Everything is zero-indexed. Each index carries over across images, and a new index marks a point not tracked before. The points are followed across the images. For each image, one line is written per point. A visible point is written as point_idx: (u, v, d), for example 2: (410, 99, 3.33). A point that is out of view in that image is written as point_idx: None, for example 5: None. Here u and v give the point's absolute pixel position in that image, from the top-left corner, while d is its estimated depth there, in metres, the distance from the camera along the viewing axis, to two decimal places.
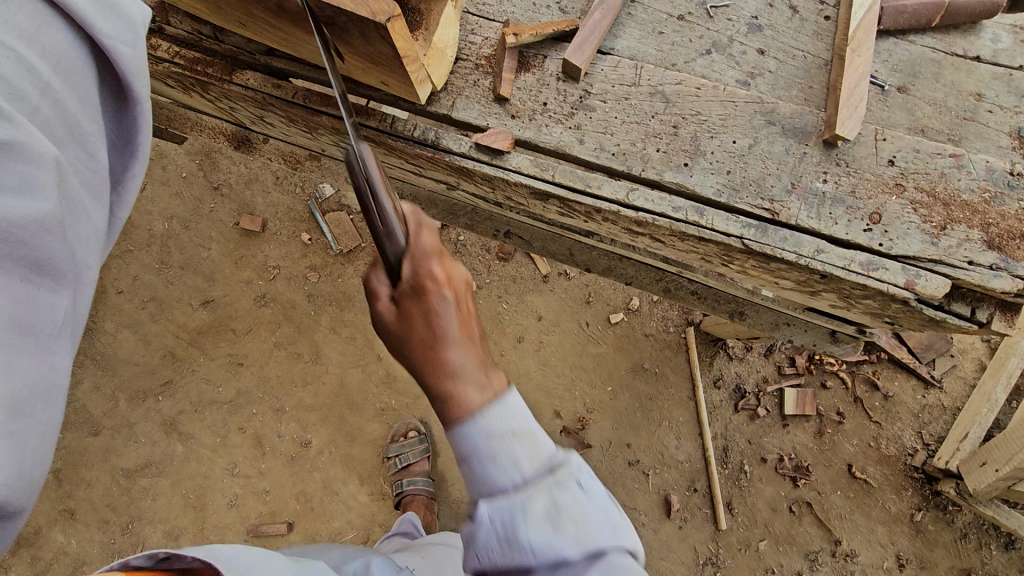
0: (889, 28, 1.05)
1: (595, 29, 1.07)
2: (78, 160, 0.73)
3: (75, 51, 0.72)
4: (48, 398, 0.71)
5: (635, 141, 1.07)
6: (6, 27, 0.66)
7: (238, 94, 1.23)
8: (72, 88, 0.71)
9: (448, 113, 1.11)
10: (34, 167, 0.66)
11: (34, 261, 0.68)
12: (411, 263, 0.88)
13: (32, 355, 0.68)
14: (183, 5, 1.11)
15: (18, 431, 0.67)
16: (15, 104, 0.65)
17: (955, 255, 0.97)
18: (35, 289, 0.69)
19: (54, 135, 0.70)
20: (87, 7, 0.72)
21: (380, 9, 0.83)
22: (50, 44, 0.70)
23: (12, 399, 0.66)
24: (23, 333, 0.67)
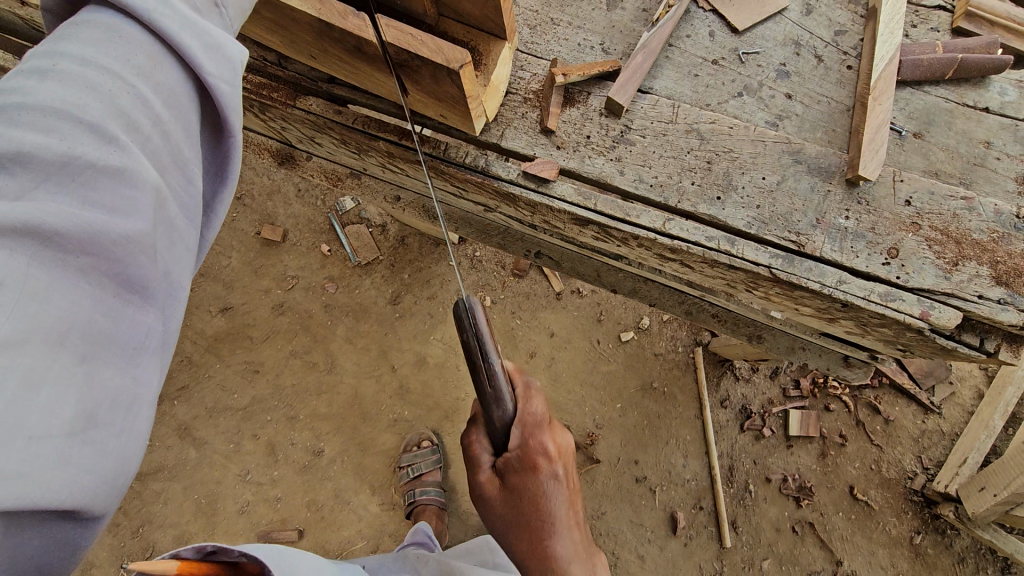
0: (907, 79, 1.14)
1: (637, 70, 1.16)
2: (178, 185, 0.77)
3: (181, 86, 0.78)
4: (132, 412, 0.69)
5: (671, 174, 1.15)
6: (127, 65, 0.74)
7: (297, 117, 1.31)
8: (177, 119, 0.77)
9: (497, 142, 1.19)
10: (136, 190, 0.69)
11: (125, 278, 0.69)
12: (523, 433, 1.20)
13: (115, 368, 0.67)
14: (254, 36, 1.19)
15: (96, 442, 0.65)
16: (127, 132, 0.71)
17: (966, 289, 1.06)
18: (124, 305, 0.69)
19: (159, 163, 0.74)
20: (196, 48, 0.79)
21: (455, 56, 0.90)
22: (163, 81, 0.76)
23: (91, 410, 0.65)
24: (112, 346, 0.67)
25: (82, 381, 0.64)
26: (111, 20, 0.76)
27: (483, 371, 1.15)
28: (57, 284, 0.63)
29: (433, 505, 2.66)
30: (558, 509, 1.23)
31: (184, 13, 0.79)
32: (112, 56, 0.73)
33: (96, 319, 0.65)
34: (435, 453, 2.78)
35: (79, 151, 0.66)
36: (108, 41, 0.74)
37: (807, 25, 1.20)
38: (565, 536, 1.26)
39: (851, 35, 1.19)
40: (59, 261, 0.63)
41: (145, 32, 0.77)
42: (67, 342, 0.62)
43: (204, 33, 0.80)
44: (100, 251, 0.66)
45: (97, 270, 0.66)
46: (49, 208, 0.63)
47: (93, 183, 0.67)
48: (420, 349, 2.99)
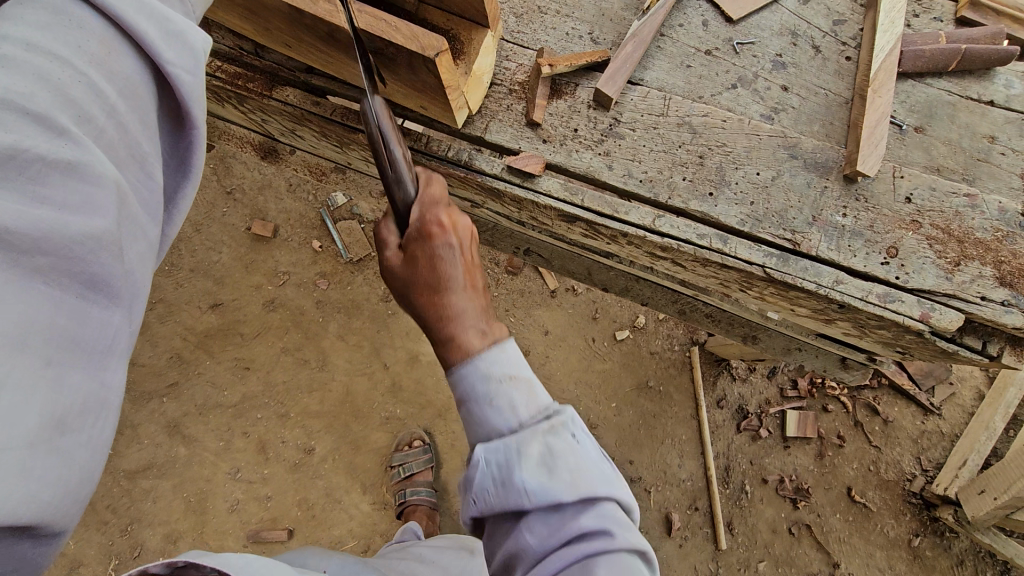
0: (908, 71, 1.09)
1: (627, 61, 1.11)
2: (138, 179, 0.73)
3: (138, 76, 0.74)
4: (97, 419, 0.66)
5: (662, 169, 1.10)
6: (77, 52, 0.69)
7: (275, 109, 1.26)
8: (134, 109, 0.73)
9: (481, 135, 1.14)
10: (97, 186, 0.66)
11: (86, 278, 0.65)
12: (419, 209, 0.97)
13: (79, 374, 0.64)
14: (229, 24, 1.14)
15: (62, 453, 0.62)
16: (83, 124, 0.67)
17: (968, 291, 1.01)
18: (87, 305, 0.66)
19: (115, 156, 0.70)
20: (155, 36, 0.75)
21: (430, 44, 0.86)
22: (117, 69, 0.72)
23: (57, 419, 0.61)
24: (75, 350, 0.64)
25: (46, 387, 0.60)
26: (55, 2, 0.71)
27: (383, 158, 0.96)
28: (14, 285, 0.59)
29: (425, 506, 2.66)
30: (449, 262, 0.94)
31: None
32: (60, 42, 0.69)
33: (58, 322, 0.62)
34: (428, 452, 2.75)
35: (32, 144, 0.62)
36: (55, 26, 0.70)
37: (804, 14, 1.15)
38: (474, 316, 0.93)
39: (850, 25, 1.14)
40: (13, 261, 0.60)
41: (96, 18, 0.73)
42: (26, 348, 0.59)
43: (163, 20, 0.76)
44: (60, 250, 0.62)
45: (55, 271, 0.63)
46: (5, 204, 0.59)
47: (47, 178, 0.63)
48: (412, 347, 2.95)
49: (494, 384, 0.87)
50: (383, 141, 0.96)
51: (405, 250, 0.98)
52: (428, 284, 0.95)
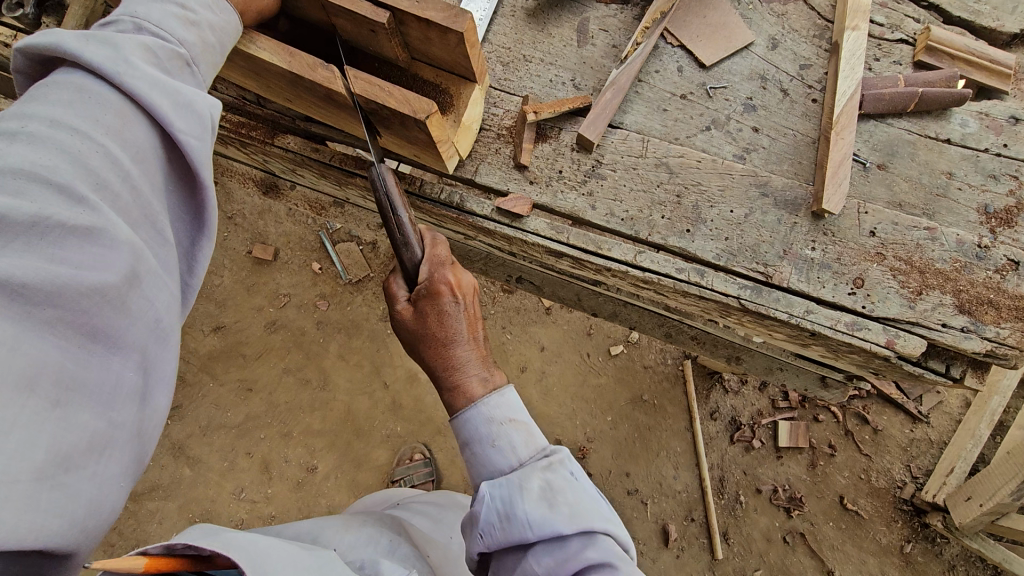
0: (869, 112, 1.16)
1: (607, 107, 1.18)
2: (150, 239, 0.79)
3: (150, 144, 0.81)
4: (102, 457, 0.72)
5: (642, 208, 1.18)
6: (96, 125, 0.77)
7: (277, 155, 1.33)
8: (145, 174, 0.80)
9: (471, 178, 1.22)
10: (107, 247, 0.72)
11: (91, 329, 0.71)
12: (430, 268, 1.11)
13: (88, 413, 0.70)
14: (233, 80, 1.22)
15: (68, 488, 0.68)
16: (98, 191, 0.74)
17: (930, 318, 1.08)
18: (90, 355, 0.72)
19: (130, 219, 0.77)
20: (166, 106, 0.81)
21: (421, 107, 0.93)
22: (131, 138, 0.79)
23: (58, 458, 0.67)
24: (78, 393, 0.70)
25: (51, 427, 0.67)
26: (80, 81, 0.79)
27: (392, 221, 1.10)
28: (22, 336, 0.66)
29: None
30: (455, 318, 1.10)
31: (155, 76, 0.82)
32: (82, 117, 0.76)
33: (64, 368, 0.69)
34: (427, 466, 2.83)
35: (50, 211, 0.69)
36: (78, 102, 0.77)
37: (773, 59, 1.22)
38: (474, 364, 1.11)
39: (815, 69, 1.21)
40: (25, 314, 0.66)
41: (115, 92, 0.80)
42: (35, 391, 0.66)
43: (174, 92, 0.83)
44: (68, 304, 0.69)
45: (62, 323, 0.69)
46: (19, 263, 0.66)
47: (63, 240, 0.70)
48: (411, 365, 3.01)
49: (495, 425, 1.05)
50: (393, 207, 1.10)
51: (413, 305, 1.11)
52: (436, 336, 1.11)
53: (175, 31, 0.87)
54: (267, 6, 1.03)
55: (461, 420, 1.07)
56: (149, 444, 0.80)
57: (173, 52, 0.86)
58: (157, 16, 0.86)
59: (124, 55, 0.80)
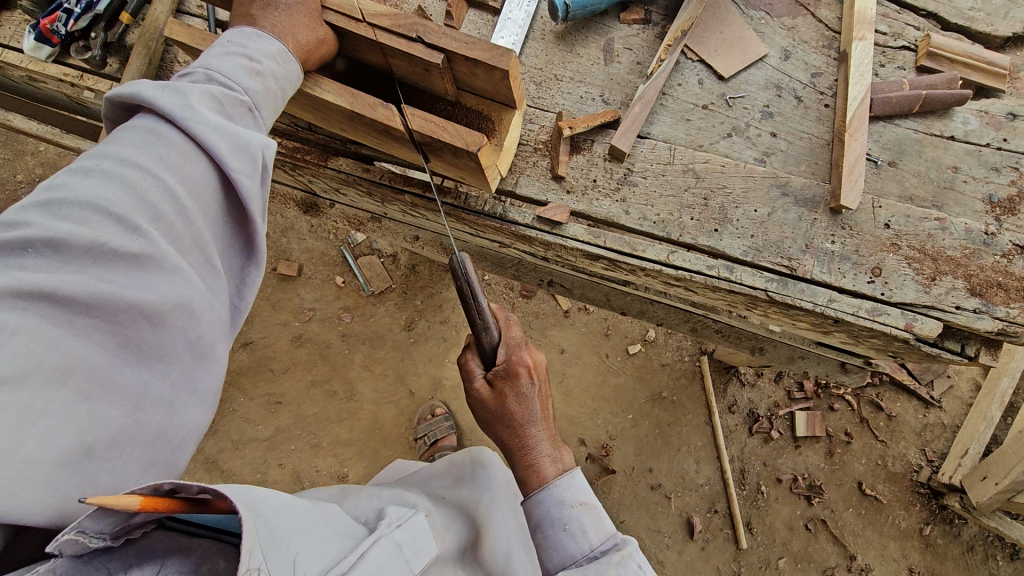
0: (878, 114, 1.26)
1: (636, 119, 1.28)
2: (196, 265, 0.89)
3: (207, 181, 0.90)
4: (127, 451, 0.79)
5: (672, 211, 1.27)
6: (159, 163, 0.87)
7: (328, 175, 1.43)
8: (200, 208, 0.89)
9: (513, 190, 1.31)
10: (151, 271, 0.81)
11: (133, 340, 0.80)
12: (507, 351, 1.22)
13: (119, 409, 0.77)
14: (288, 109, 1.32)
15: (88, 475, 0.75)
16: (152, 222, 0.83)
17: (944, 301, 1.18)
18: (130, 362, 0.80)
19: (180, 246, 0.86)
20: (222, 148, 0.91)
21: (472, 140, 1.03)
22: (190, 175, 0.88)
23: (87, 446, 0.74)
24: (110, 391, 0.77)
25: (83, 418, 0.74)
26: (152, 124, 0.90)
27: (473, 310, 1.17)
28: (69, 339, 0.75)
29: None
30: (531, 405, 1.22)
31: (216, 121, 0.91)
32: (147, 155, 0.86)
33: (104, 369, 0.77)
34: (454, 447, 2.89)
35: (104, 238, 0.79)
36: (145, 143, 0.88)
37: (786, 69, 1.32)
38: (546, 446, 1.25)
39: (826, 77, 1.31)
40: (69, 320, 0.76)
41: (179, 133, 0.90)
42: (68, 382, 0.73)
43: (232, 135, 0.93)
44: (112, 316, 0.78)
45: (107, 331, 0.78)
46: (71, 279, 0.76)
47: (113, 263, 0.79)
48: (435, 372, 3.10)
49: (568, 508, 1.20)
50: (472, 293, 1.17)
51: (493, 386, 1.21)
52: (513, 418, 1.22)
53: (242, 80, 0.97)
54: (324, 54, 1.14)
55: (534, 501, 1.22)
56: (182, 452, 0.87)
57: (237, 99, 0.96)
58: (228, 67, 0.96)
59: (191, 102, 0.90)
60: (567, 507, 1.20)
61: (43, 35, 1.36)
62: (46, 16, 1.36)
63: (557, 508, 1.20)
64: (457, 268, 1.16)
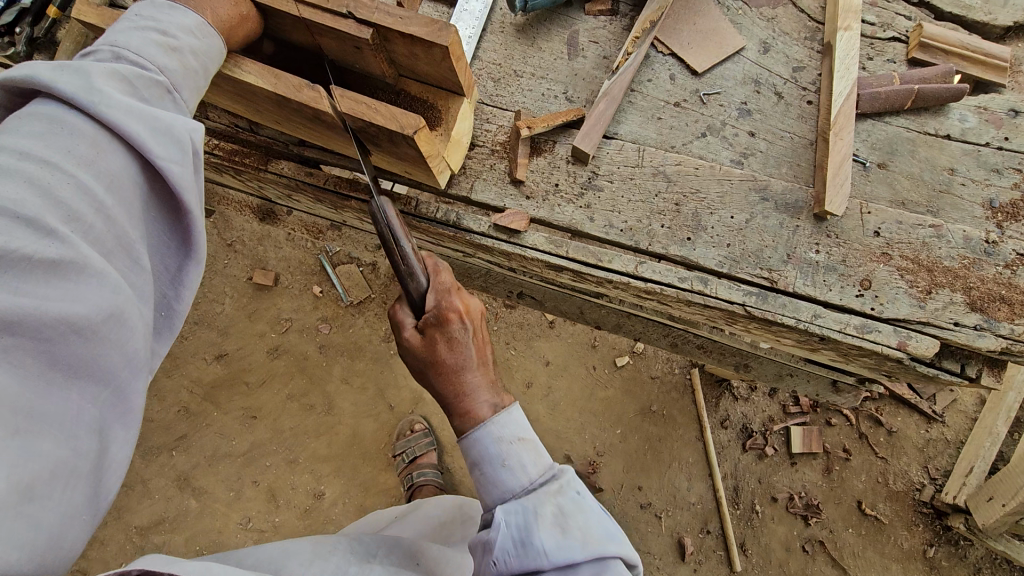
0: (866, 112, 1.15)
1: (601, 117, 1.17)
2: (124, 269, 0.77)
3: (127, 172, 0.79)
4: (63, 490, 0.68)
5: (641, 218, 1.16)
6: (68, 155, 0.75)
7: (271, 180, 1.32)
8: (123, 201, 0.78)
9: (467, 195, 1.20)
10: (71, 280, 0.69)
11: (57, 362, 0.68)
12: (436, 297, 1.08)
13: (51, 444, 0.67)
14: (224, 107, 1.22)
15: (24, 524, 0.64)
16: (69, 222, 0.71)
17: (941, 317, 1.06)
18: (54, 388, 0.68)
19: (104, 248, 0.75)
20: (144, 133, 0.79)
21: (408, 122, 0.92)
22: (106, 166, 0.77)
23: (17, 492, 0.64)
24: (34, 426, 0.66)
25: (11, 462, 0.63)
26: (54, 112, 0.78)
27: (396, 253, 1.04)
28: None
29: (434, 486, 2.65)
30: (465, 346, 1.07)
31: (132, 103, 0.80)
32: (55, 148, 0.74)
33: (25, 400, 0.65)
34: (429, 436, 2.81)
35: (11, 242, 0.67)
36: (52, 134, 0.76)
37: (765, 63, 1.21)
38: (484, 390, 1.08)
39: (808, 71, 1.20)
40: None
41: (89, 121, 0.78)
42: None
43: (154, 118, 0.81)
44: (29, 334, 0.66)
45: (23, 355, 0.66)
46: None
47: (26, 274, 0.67)
48: (416, 386, 2.99)
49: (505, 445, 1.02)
50: (394, 238, 1.05)
51: (422, 332, 1.08)
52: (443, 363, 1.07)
53: (158, 56, 0.86)
54: (249, 32, 1.04)
55: (468, 443, 1.03)
56: (117, 482, 0.76)
57: (155, 79, 0.85)
58: (138, 44, 0.85)
59: (101, 82, 0.79)
60: (504, 444, 1.01)
61: None
62: None
63: (493, 447, 1.01)
64: (377, 212, 1.05)
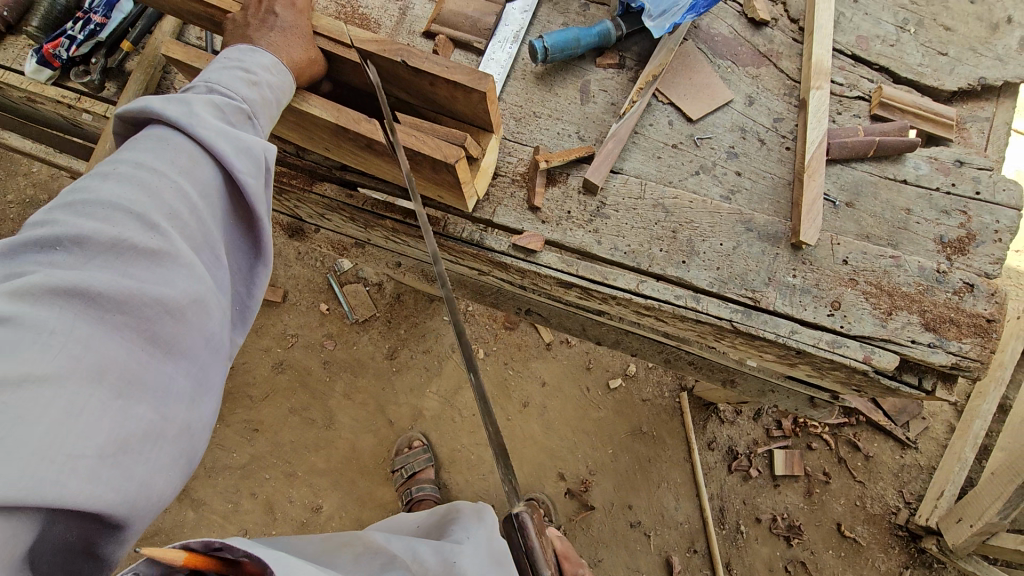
0: (836, 157, 1.34)
1: (609, 155, 1.35)
2: (207, 262, 0.91)
3: (214, 182, 0.94)
4: (159, 444, 0.79)
5: (642, 242, 1.33)
6: (170, 165, 0.90)
7: (313, 199, 1.48)
8: (209, 207, 0.92)
9: (490, 218, 1.37)
10: (169, 268, 0.83)
11: (154, 334, 0.80)
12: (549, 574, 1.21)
13: (147, 405, 0.77)
14: (278, 133, 1.38)
15: (125, 469, 0.74)
16: (169, 221, 0.86)
17: (900, 335, 1.23)
18: (149, 355, 0.80)
19: (193, 244, 0.89)
20: (229, 151, 0.95)
21: (450, 153, 1.09)
22: (199, 177, 0.92)
23: (124, 440, 0.74)
24: (137, 385, 0.77)
25: (119, 414, 0.74)
26: (159, 130, 0.93)
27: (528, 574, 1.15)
28: (98, 335, 0.75)
29: (432, 501, 2.73)
30: None
31: (221, 126, 0.95)
32: (160, 159, 0.89)
33: (130, 363, 0.77)
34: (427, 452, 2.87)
35: (126, 235, 0.81)
36: (158, 147, 0.91)
37: (750, 113, 1.40)
38: None
39: (787, 122, 1.39)
40: (99, 317, 0.76)
41: (186, 138, 0.93)
42: (103, 380, 0.73)
43: (237, 139, 0.97)
44: (135, 310, 0.78)
45: (130, 326, 0.78)
46: (97, 275, 0.77)
47: (134, 261, 0.81)
48: (415, 403, 3.07)
49: None
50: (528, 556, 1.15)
51: None
52: None
53: (242, 89, 1.02)
54: (314, 73, 1.20)
55: None
56: (196, 443, 0.87)
57: (240, 108, 1.01)
58: (228, 79, 1.01)
59: (198, 109, 0.95)
60: None
61: (45, 58, 1.44)
62: (49, 41, 1.45)
63: None
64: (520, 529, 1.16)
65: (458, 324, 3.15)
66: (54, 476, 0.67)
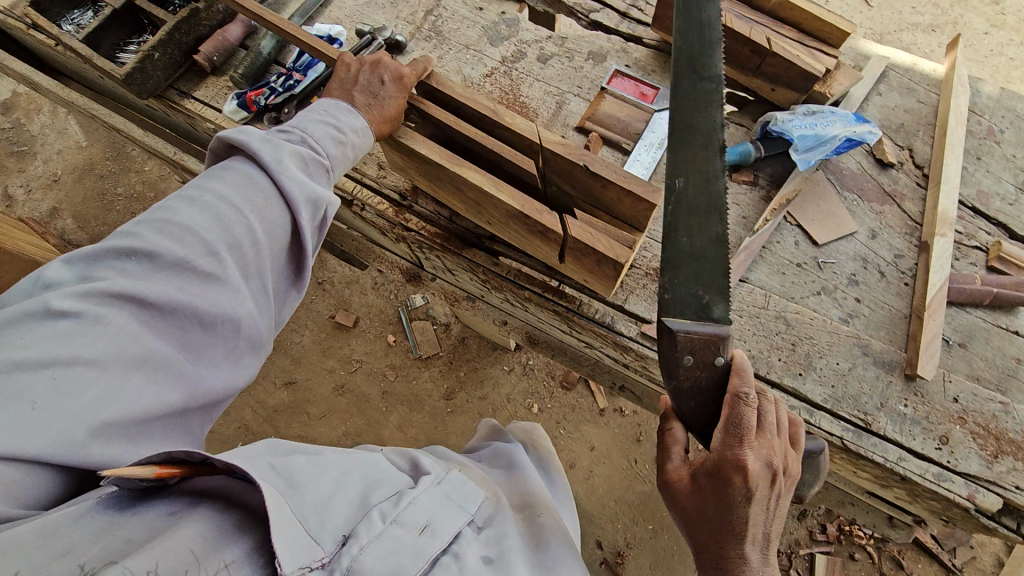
0: (953, 299, 1.45)
1: (741, 265, 1.47)
2: (254, 288, 1.08)
3: (281, 222, 1.11)
4: (167, 428, 0.95)
5: (763, 349, 1.43)
6: (247, 202, 1.07)
7: (457, 261, 1.63)
8: (276, 241, 1.11)
9: (621, 304, 1.49)
10: (219, 290, 0.99)
11: (187, 339, 0.97)
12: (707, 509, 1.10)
13: (176, 392, 0.94)
14: (441, 199, 1.54)
15: (140, 446, 0.90)
16: (232, 251, 1.03)
17: (1005, 479, 1.29)
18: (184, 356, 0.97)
19: (246, 271, 1.06)
20: (298, 199, 1.13)
21: (620, 253, 1.23)
22: (270, 216, 1.09)
23: (143, 419, 0.90)
24: (172, 375, 0.93)
25: (149, 401, 0.90)
26: (246, 169, 1.11)
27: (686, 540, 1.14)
28: (145, 334, 0.91)
29: None
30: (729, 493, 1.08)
31: (298, 177, 1.15)
32: (242, 196, 1.07)
33: (164, 359, 0.93)
34: None
35: (191, 258, 0.98)
36: (243, 183, 1.09)
37: (873, 245, 1.52)
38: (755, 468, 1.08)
39: (907, 259, 1.50)
40: (149, 318, 0.93)
41: (268, 180, 1.11)
42: (142, 369, 0.90)
43: (309, 189, 1.15)
44: (179, 320, 0.96)
45: (171, 331, 0.95)
46: (158, 286, 0.94)
47: (191, 280, 0.97)
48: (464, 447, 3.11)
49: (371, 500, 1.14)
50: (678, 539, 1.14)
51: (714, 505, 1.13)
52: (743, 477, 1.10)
53: (326, 147, 1.25)
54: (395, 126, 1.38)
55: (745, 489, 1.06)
56: (201, 430, 1.05)
57: (319, 163, 1.23)
58: (319, 136, 1.25)
59: (284, 158, 1.15)
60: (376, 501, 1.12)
61: (246, 102, 1.67)
62: (254, 89, 1.69)
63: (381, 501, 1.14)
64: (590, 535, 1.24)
65: (517, 376, 3.26)
66: (78, 433, 0.82)
